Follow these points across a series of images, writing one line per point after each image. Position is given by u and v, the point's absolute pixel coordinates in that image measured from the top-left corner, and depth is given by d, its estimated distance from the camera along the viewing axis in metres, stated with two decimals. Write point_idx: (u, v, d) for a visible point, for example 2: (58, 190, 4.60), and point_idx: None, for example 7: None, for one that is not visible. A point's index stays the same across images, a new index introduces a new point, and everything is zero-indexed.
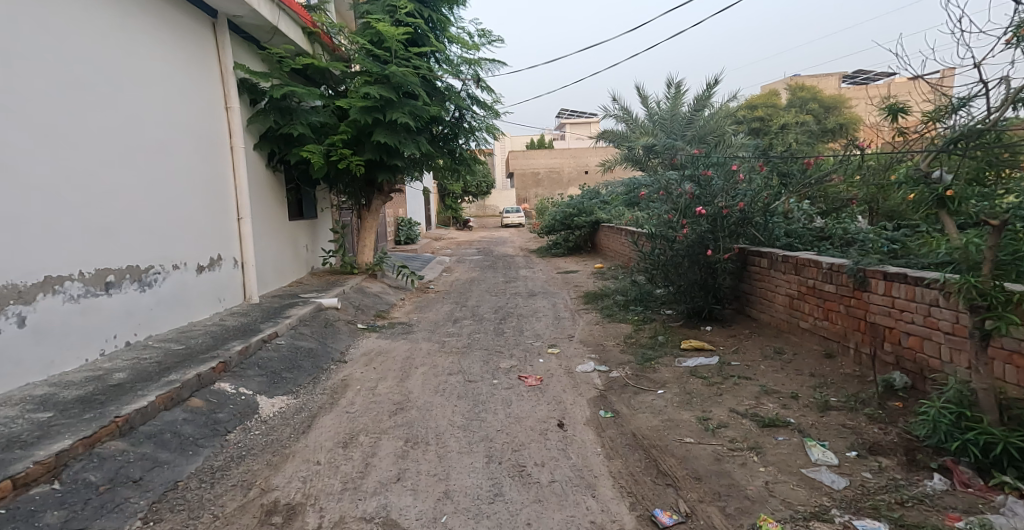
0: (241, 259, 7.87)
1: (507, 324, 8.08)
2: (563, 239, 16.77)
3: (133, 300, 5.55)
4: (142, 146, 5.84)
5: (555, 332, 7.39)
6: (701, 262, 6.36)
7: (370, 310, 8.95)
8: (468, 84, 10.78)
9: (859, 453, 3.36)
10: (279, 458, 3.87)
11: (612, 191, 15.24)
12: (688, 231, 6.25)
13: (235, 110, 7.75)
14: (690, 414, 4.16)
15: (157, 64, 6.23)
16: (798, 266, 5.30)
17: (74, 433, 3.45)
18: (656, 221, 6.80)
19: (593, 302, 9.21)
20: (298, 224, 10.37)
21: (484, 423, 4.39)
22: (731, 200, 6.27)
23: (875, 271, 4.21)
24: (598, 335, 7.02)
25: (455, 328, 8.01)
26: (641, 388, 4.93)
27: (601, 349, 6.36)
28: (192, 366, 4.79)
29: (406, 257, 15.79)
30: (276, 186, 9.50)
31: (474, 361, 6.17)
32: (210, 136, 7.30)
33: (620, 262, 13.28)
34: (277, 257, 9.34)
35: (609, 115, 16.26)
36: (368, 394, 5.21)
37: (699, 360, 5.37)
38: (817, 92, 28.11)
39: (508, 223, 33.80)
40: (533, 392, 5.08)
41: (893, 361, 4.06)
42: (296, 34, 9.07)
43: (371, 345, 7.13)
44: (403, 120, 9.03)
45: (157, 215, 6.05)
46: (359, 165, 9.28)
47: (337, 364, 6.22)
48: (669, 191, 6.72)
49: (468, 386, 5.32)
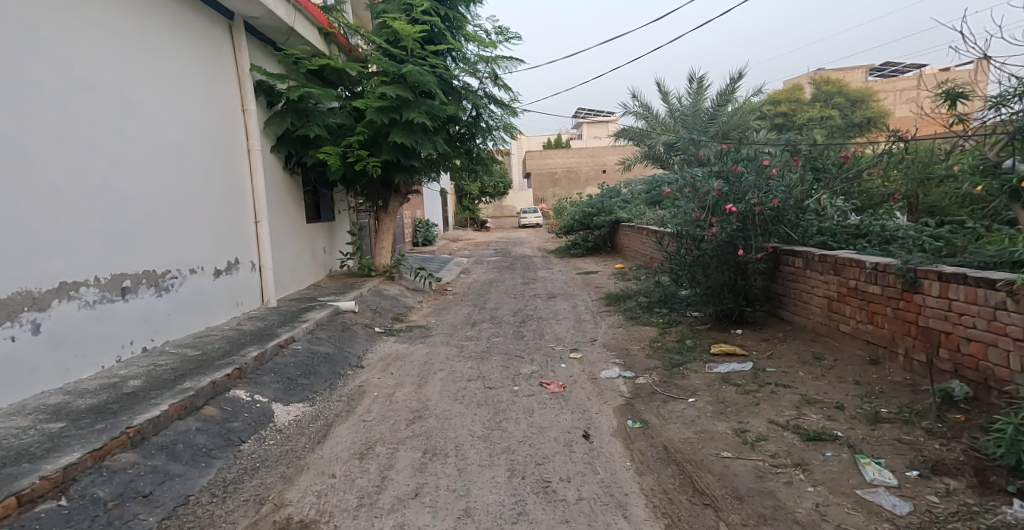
0: (259, 262, 7.74)
1: (527, 327, 7.86)
2: (580, 240, 16.72)
3: (151, 305, 5.37)
4: (158, 148, 5.75)
5: (577, 336, 7.16)
6: (732, 262, 6.08)
7: (388, 314, 8.81)
8: (484, 82, 10.77)
9: (921, 473, 3.05)
10: (294, 470, 3.69)
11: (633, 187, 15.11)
12: (717, 229, 5.95)
13: (252, 112, 7.65)
14: (726, 425, 3.88)
15: (171, 66, 6.10)
16: (837, 266, 5.04)
17: (83, 445, 3.28)
18: (685, 222, 6.49)
19: (616, 303, 8.96)
20: (315, 226, 10.25)
21: (505, 434, 4.17)
22: (764, 196, 5.94)
23: (929, 271, 3.89)
24: (622, 339, 6.79)
25: (474, 331, 7.83)
26: (670, 396, 4.70)
27: (626, 354, 6.14)
28: (207, 373, 4.62)
29: (422, 259, 15.64)
30: (293, 188, 9.35)
31: (495, 366, 5.98)
32: (225, 138, 7.18)
33: (642, 262, 12.97)
34: (294, 258, 9.19)
35: (629, 112, 16.21)
36: (385, 402, 5.07)
37: (732, 366, 5.09)
38: (841, 88, 27.69)
39: (526, 223, 33.69)
40: (555, 400, 4.87)
41: (951, 369, 3.74)
42: (312, 34, 8.93)
43: (388, 349, 6.99)
44: (419, 120, 8.94)
45: (172, 218, 5.90)
46: (375, 166, 9.20)
47: (354, 369, 6.09)
48: (697, 190, 6.41)
49: (488, 393, 5.12)
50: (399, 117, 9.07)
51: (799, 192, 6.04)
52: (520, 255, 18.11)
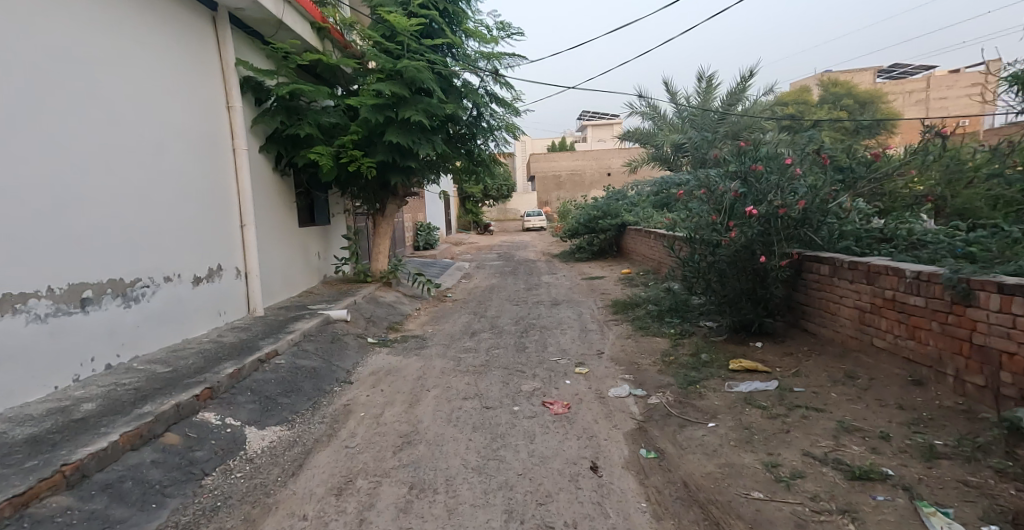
0: (245, 268, 7.30)
1: (529, 337, 7.41)
2: (586, 243, 16.02)
3: (117, 317, 4.91)
4: (130, 147, 5.30)
5: (583, 348, 6.70)
6: (748, 269, 5.65)
7: (383, 322, 8.38)
8: (485, 79, 10.40)
9: (997, 526, 2.56)
10: (259, 511, 3.24)
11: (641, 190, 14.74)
12: (736, 234, 5.50)
13: (238, 110, 7.23)
14: (754, 457, 3.41)
15: (146, 59, 5.66)
16: (872, 274, 4.61)
17: (7, 487, 2.82)
18: (698, 223, 6.05)
19: (623, 312, 8.51)
20: (309, 230, 9.82)
21: (503, 465, 3.70)
22: (789, 198, 5.46)
23: (986, 282, 3.41)
24: (631, 352, 6.32)
25: (473, 342, 7.38)
26: (687, 420, 4.22)
27: (636, 369, 5.67)
28: (173, 393, 4.17)
29: (422, 264, 15.20)
30: (284, 190, 8.92)
31: (494, 383, 5.52)
32: (207, 137, 6.75)
33: (650, 267, 12.50)
34: (285, 264, 8.75)
35: (636, 112, 15.93)
36: (372, 424, 4.61)
37: (754, 384, 4.61)
38: (849, 88, 27.29)
39: (530, 226, 33.26)
40: (559, 422, 4.40)
41: (1016, 396, 3.26)
42: (304, 29, 8.51)
43: (381, 362, 6.55)
44: (415, 118, 8.53)
45: (145, 222, 5.44)
46: (370, 167, 8.78)
47: (342, 386, 5.64)
48: (712, 190, 5.95)
49: (485, 415, 4.66)
50: (395, 116, 8.67)
51: (830, 191, 5.50)
52: (523, 259, 17.66)
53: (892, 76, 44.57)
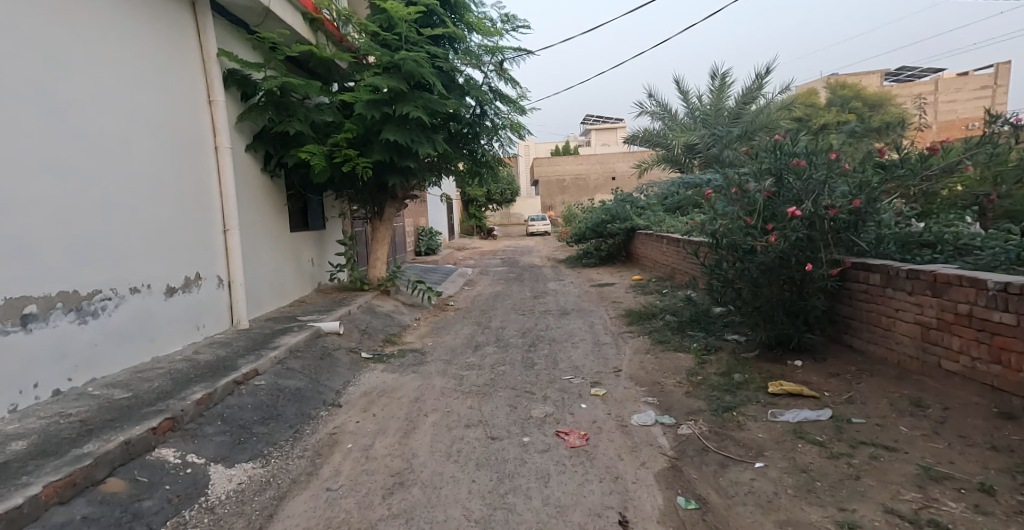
0: (228, 276, 6.69)
1: (537, 352, 6.79)
2: (595, 248, 15.47)
3: (70, 335, 4.31)
4: (89, 141, 4.70)
5: (597, 365, 6.08)
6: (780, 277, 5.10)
7: (379, 335, 7.78)
8: (489, 76, 9.87)
9: None
10: None
11: (660, 194, 14.03)
12: (776, 238, 4.82)
13: (220, 104, 6.63)
14: (822, 514, 2.78)
15: (110, 44, 5.07)
16: (938, 285, 3.99)
17: None
18: (723, 227, 5.46)
19: (638, 323, 7.90)
20: (302, 236, 9.23)
21: (513, 518, 3.09)
22: (840, 198, 4.85)
23: None
24: (652, 370, 5.70)
25: (476, 357, 6.77)
26: (728, 457, 3.60)
27: (660, 391, 5.04)
28: (124, 425, 3.55)
29: (424, 270, 14.61)
30: (274, 192, 8.33)
31: (500, 407, 4.90)
32: (185, 134, 6.15)
33: (662, 274, 11.90)
34: (274, 272, 8.14)
35: (644, 112, 15.48)
36: (360, 458, 4.01)
37: (803, 413, 3.97)
38: (857, 91, 26.82)
39: (534, 231, 32.70)
40: (577, 459, 3.78)
41: None
42: (296, 19, 7.95)
43: (375, 380, 5.94)
44: (414, 115, 7.95)
45: (110, 226, 4.84)
46: (365, 168, 8.20)
47: (330, 409, 5.03)
48: (741, 189, 5.34)
49: (491, 448, 4.04)
50: (392, 112, 8.10)
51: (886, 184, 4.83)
52: (528, 265, 17.07)
53: (899, 79, 44.03)
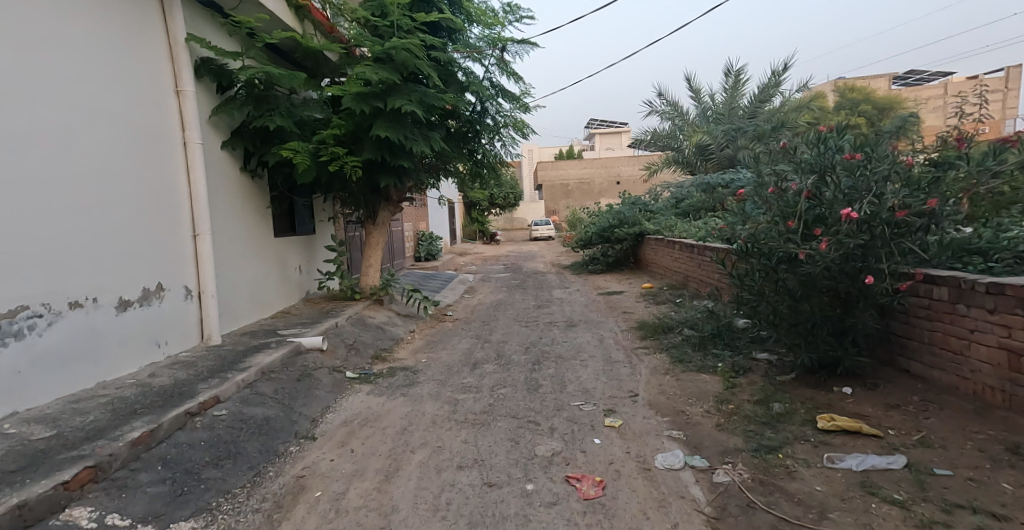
0: (197, 286, 5.99)
1: (542, 372, 6.08)
2: (601, 254, 14.70)
3: None
4: (15, 131, 4.01)
5: (611, 389, 5.36)
6: (826, 288, 4.40)
7: (367, 350, 7.07)
8: (491, 70, 9.22)
9: None
10: None
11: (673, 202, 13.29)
12: (827, 245, 4.10)
13: (189, 94, 5.93)
14: None
15: (50, 20, 4.39)
16: None
17: None
18: (757, 231, 4.81)
19: (653, 338, 7.18)
20: (288, 241, 8.55)
21: None
22: (911, 199, 4.10)
23: None
24: (674, 396, 4.98)
25: (473, 377, 6.07)
26: (781, 520, 2.88)
27: (687, 423, 4.33)
28: (26, 480, 2.90)
29: (423, 277, 13.92)
30: (256, 194, 7.63)
31: (499, 442, 4.19)
32: (148, 127, 5.47)
33: (674, 282, 11.18)
34: (254, 281, 7.44)
35: (653, 112, 14.84)
36: (329, 511, 3.31)
37: (870, 460, 3.27)
38: (868, 93, 26.11)
39: (538, 236, 32.01)
40: (593, 518, 3.07)
41: None
42: (279, 4, 7.31)
43: (358, 405, 5.24)
44: (407, 109, 7.28)
45: (42, 230, 4.15)
46: (355, 167, 7.52)
47: (303, 442, 4.33)
48: (778, 188, 4.69)
49: (487, 500, 3.34)
50: (384, 106, 7.43)
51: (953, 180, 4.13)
52: (532, 272, 16.36)
53: (908, 82, 43.27)
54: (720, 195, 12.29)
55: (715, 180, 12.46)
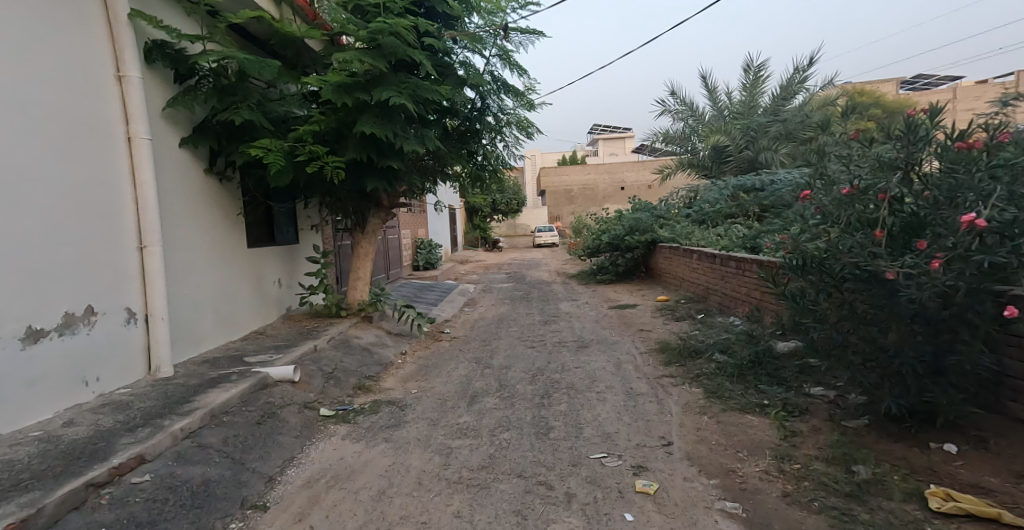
0: (143, 308, 5.02)
1: (553, 409, 5.11)
2: (610, 263, 13.73)
3: None
4: None
5: (637, 435, 4.41)
6: (921, 316, 3.43)
7: (349, 379, 6.11)
8: (493, 63, 8.28)
9: None
10: None
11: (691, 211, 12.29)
12: (935, 261, 3.12)
13: (133, 81, 4.97)
14: None
15: None
16: None
17: None
18: (825, 242, 3.86)
19: (678, 364, 6.21)
20: (263, 251, 7.61)
21: None
22: None
23: None
24: (719, 447, 4.02)
25: (470, 414, 5.11)
26: None
27: (743, 491, 3.37)
28: None
29: (420, 288, 12.97)
30: (224, 198, 6.68)
31: (501, 519, 3.25)
32: (76, 118, 4.50)
33: (692, 294, 10.21)
34: (221, 299, 6.48)
35: (665, 112, 13.95)
36: None
37: None
38: (882, 96, 25.20)
39: (541, 243, 31.09)
40: None
41: None
42: None
43: (329, 456, 4.30)
44: (396, 101, 6.33)
45: None
46: (336, 168, 6.57)
47: (250, 516, 3.39)
48: (854, 189, 3.74)
49: None
50: (369, 99, 6.49)
51: None
52: (536, 281, 15.41)
53: (918, 85, 42.31)
54: (743, 201, 11.31)
55: (738, 185, 11.46)
